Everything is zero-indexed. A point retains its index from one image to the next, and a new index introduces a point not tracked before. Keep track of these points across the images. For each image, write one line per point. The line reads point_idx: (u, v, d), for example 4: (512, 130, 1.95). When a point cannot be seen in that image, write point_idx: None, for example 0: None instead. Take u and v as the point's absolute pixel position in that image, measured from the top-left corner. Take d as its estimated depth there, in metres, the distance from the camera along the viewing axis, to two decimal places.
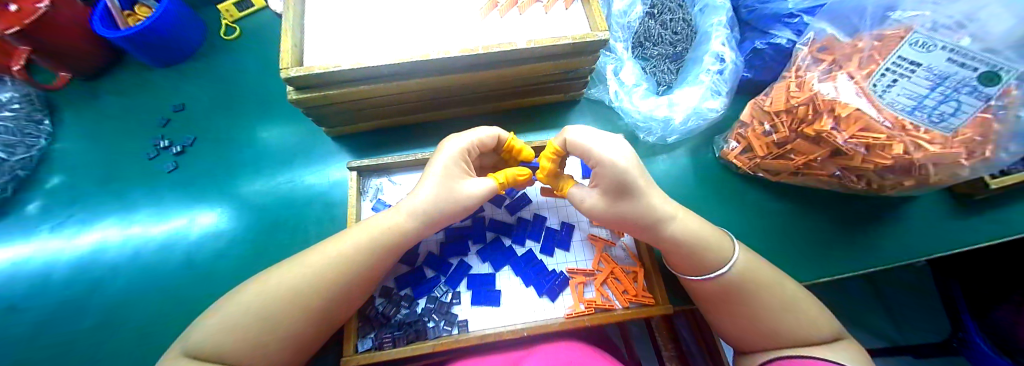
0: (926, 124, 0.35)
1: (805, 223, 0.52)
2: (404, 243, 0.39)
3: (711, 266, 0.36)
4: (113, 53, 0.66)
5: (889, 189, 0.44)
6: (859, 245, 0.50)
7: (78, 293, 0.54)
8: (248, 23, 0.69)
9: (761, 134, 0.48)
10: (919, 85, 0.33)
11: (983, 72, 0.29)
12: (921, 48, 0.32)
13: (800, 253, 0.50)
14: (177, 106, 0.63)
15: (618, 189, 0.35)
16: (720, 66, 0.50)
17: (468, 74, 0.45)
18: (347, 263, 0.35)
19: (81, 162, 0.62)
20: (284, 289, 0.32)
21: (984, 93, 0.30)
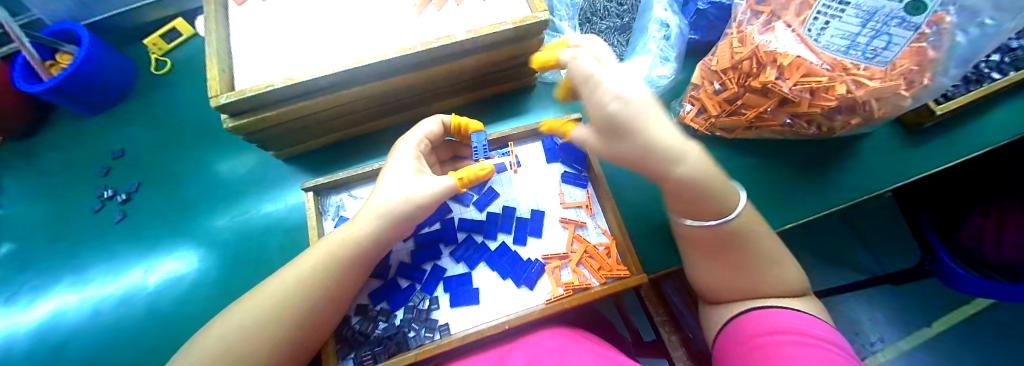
0: (859, 61, 0.36)
1: (771, 173, 0.53)
2: (369, 254, 0.37)
3: (716, 212, 0.32)
4: (36, 107, 0.61)
5: (842, 129, 0.45)
6: (818, 189, 0.51)
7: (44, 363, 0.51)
8: (180, 53, 0.65)
9: (712, 93, 0.49)
10: (850, 24, 0.32)
11: (907, 3, 0.28)
12: None
13: (766, 204, 0.52)
14: (116, 152, 0.59)
15: (607, 130, 0.28)
16: (665, 32, 0.50)
17: (412, 74, 0.44)
18: (316, 284, 0.33)
19: (23, 226, 0.58)
20: (252, 323, 0.31)
21: (913, 23, 0.29)
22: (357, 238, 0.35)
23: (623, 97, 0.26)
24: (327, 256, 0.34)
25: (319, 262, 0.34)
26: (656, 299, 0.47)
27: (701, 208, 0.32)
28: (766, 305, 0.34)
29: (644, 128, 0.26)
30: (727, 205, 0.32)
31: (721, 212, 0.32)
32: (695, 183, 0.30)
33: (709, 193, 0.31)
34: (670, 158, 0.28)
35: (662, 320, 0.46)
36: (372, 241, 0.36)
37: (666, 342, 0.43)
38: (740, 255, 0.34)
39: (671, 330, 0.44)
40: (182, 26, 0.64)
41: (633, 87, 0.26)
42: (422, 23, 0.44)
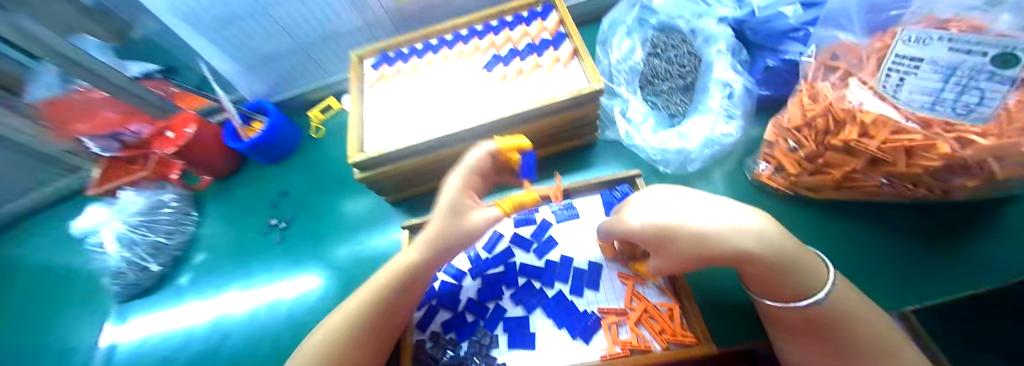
0: (951, 117, 0.33)
1: (887, 239, 0.44)
2: (425, 275, 0.41)
3: (795, 289, 0.30)
4: (238, 158, 0.87)
5: (962, 193, 0.39)
6: (954, 265, 0.41)
7: (209, 348, 0.68)
8: (329, 122, 0.88)
9: (787, 151, 0.47)
10: (930, 79, 0.33)
11: (994, 54, 0.29)
12: (919, 44, 0.34)
13: (894, 276, 0.42)
14: (282, 192, 0.82)
15: (660, 239, 0.34)
16: (728, 91, 0.52)
17: (487, 137, 0.53)
18: (376, 303, 0.38)
19: (215, 242, 0.80)
20: (326, 339, 0.36)
21: (1005, 76, 0.29)
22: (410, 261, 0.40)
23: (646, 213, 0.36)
24: (385, 278, 0.39)
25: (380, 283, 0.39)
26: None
27: (783, 288, 0.31)
28: None
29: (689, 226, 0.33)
30: (806, 280, 0.30)
31: (804, 291, 0.30)
32: (771, 258, 0.30)
33: (783, 268, 0.30)
34: (726, 230, 0.31)
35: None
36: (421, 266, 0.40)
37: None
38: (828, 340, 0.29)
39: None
40: (334, 103, 0.88)
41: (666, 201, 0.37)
42: (502, 93, 0.54)
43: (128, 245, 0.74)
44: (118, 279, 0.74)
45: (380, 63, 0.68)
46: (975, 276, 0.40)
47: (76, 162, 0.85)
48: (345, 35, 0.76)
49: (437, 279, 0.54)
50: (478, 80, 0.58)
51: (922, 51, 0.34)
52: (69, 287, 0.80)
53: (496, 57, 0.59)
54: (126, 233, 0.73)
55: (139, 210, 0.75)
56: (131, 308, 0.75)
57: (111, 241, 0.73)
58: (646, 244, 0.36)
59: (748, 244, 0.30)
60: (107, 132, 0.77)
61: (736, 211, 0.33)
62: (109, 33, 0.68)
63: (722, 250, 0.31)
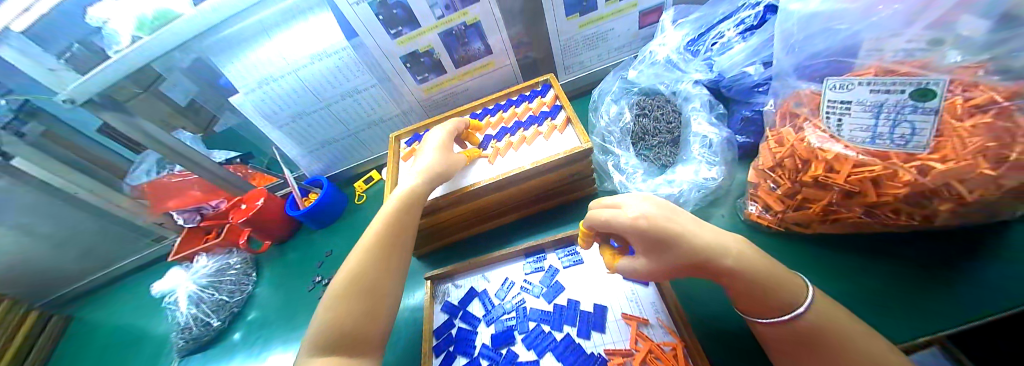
0: (893, 148, 0.40)
1: (885, 269, 0.45)
2: (416, 198, 0.54)
3: (783, 303, 0.34)
4: (295, 224, 1.02)
5: (943, 217, 0.41)
6: (941, 294, 0.42)
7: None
8: (370, 189, 1.04)
9: (769, 190, 0.51)
10: (864, 117, 0.40)
11: (913, 90, 0.37)
12: (842, 89, 0.42)
13: (899, 306, 0.42)
14: (327, 252, 0.93)
15: (651, 241, 0.38)
16: (707, 142, 0.59)
17: (498, 193, 0.63)
18: (363, 259, 0.48)
19: (267, 300, 0.91)
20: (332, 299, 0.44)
21: (927, 107, 0.36)
22: (394, 205, 0.52)
23: (644, 214, 0.38)
24: (372, 234, 0.50)
25: (368, 241, 0.50)
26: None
27: (772, 302, 0.34)
28: None
29: (681, 237, 0.36)
30: (793, 294, 0.34)
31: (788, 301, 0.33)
32: (751, 274, 0.34)
33: (765, 286, 0.34)
34: (713, 245, 0.35)
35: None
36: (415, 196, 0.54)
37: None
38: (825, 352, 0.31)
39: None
40: (376, 174, 1.05)
41: (654, 209, 0.39)
42: (495, 168, 0.64)
43: (195, 303, 0.83)
44: (182, 334, 0.84)
45: (412, 140, 0.84)
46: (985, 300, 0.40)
47: (163, 232, 1.02)
48: (387, 120, 0.94)
49: (454, 325, 0.58)
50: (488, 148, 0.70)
51: (848, 95, 0.41)
52: (143, 344, 0.92)
53: (493, 133, 0.72)
54: (196, 291, 0.83)
55: (207, 271, 0.86)
56: (193, 362, 0.85)
57: (181, 301, 0.82)
58: (638, 241, 0.39)
59: (729, 262, 0.35)
60: (195, 206, 0.94)
61: (717, 229, 0.38)
62: (198, 128, 0.85)
63: (704, 260, 0.36)
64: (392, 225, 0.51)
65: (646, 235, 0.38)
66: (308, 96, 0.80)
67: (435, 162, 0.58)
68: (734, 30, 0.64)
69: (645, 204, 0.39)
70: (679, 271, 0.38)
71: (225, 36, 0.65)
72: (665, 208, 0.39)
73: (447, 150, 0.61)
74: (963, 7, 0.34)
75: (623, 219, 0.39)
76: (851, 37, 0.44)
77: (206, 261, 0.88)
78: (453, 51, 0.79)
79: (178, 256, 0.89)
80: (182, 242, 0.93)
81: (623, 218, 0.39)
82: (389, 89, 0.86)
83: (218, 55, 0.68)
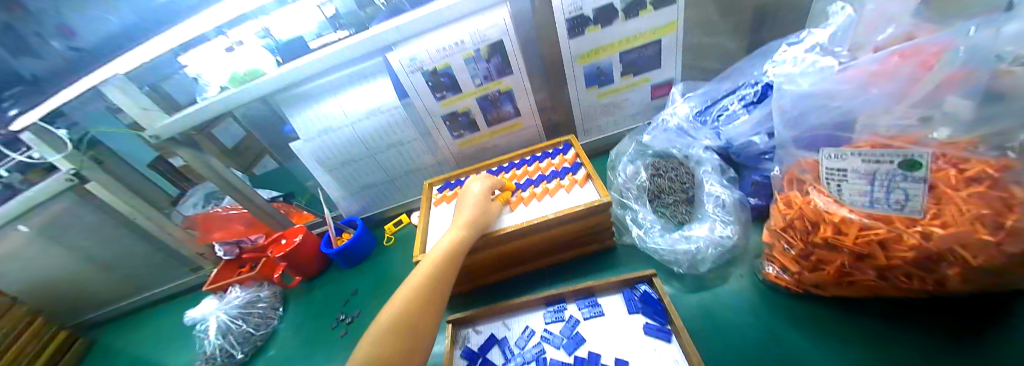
0: (893, 212, 0.43)
1: (917, 330, 0.44)
2: (462, 246, 0.60)
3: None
4: (324, 262, 1.08)
5: (955, 283, 0.42)
6: (982, 362, 0.40)
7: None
8: (398, 232, 1.10)
9: (783, 250, 0.53)
10: (861, 183, 0.44)
11: (901, 161, 0.41)
12: (837, 158, 0.47)
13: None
14: (352, 290, 0.97)
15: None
16: (718, 201, 0.63)
17: (520, 240, 0.68)
18: (413, 294, 0.52)
19: (289, 337, 0.93)
20: (378, 330, 0.47)
21: (915, 177, 0.41)
22: (442, 250, 0.58)
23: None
24: (422, 272, 0.55)
25: (419, 277, 0.54)
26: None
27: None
28: None
29: None
30: None
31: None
32: None
33: None
34: None
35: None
36: (461, 241, 0.60)
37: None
38: None
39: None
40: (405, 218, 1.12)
41: None
42: (514, 214, 0.71)
43: (223, 332, 0.88)
44: (205, 364, 0.87)
45: (443, 187, 0.93)
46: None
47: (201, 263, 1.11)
48: (423, 169, 1.05)
49: None
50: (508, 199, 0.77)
51: (843, 164, 0.46)
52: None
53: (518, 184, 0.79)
54: (226, 321, 0.89)
55: (238, 302, 0.92)
56: None
57: (211, 329, 0.87)
58: None
59: None
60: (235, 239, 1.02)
61: None
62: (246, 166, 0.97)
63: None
64: (440, 267, 0.56)
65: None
66: (359, 146, 0.93)
67: (478, 213, 0.65)
68: (738, 104, 0.73)
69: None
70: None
71: (300, 93, 0.80)
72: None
73: (485, 200, 0.69)
74: (946, 88, 0.41)
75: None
76: (847, 114, 0.51)
77: (239, 292, 0.94)
78: (487, 113, 0.91)
79: (213, 286, 0.95)
80: (218, 274, 1.00)
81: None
82: (427, 142, 0.97)
83: (291, 108, 0.83)
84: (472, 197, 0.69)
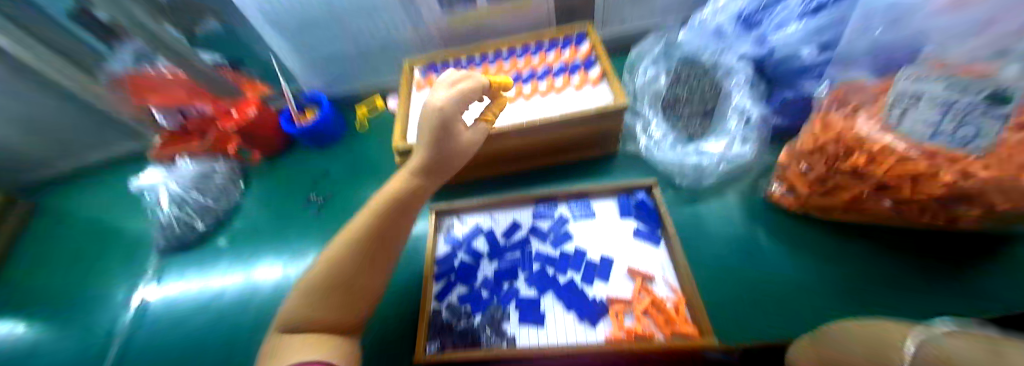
0: (949, 146, 0.37)
1: (896, 260, 0.46)
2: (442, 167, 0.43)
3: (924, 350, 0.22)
4: (286, 142, 0.96)
5: (964, 220, 0.42)
6: (942, 292, 0.43)
7: (242, 300, 0.72)
8: (373, 117, 0.97)
9: (800, 173, 0.51)
10: (928, 113, 0.36)
11: (990, 94, 0.32)
12: (912, 81, 0.37)
13: (905, 295, 0.44)
14: (323, 173, 0.89)
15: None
16: (744, 116, 0.58)
17: (515, 141, 0.59)
18: (352, 246, 0.40)
19: (256, 212, 0.87)
20: (321, 283, 0.39)
21: (1000, 112, 0.32)
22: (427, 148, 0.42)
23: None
24: (357, 223, 0.41)
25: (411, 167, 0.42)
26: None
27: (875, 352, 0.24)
28: None
29: None
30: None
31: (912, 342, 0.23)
32: None
33: None
34: None
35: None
36: (404, 192, 0.42)
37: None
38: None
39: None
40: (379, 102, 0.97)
41: None
42: (511, 108, 0.62)
43: (178, 204, 0.82)
44: (165, 233, 0.82)
45: (427, 71, 0.77)
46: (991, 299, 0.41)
47: (142, 130, 0.96)
48: (400, 46, 0.86)
49: (457, 257, 0.58)
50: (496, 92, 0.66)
51: (922, 87, 0.36)
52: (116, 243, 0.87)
53: (515, 76, 0.68)
54: (179, 192, 0.82)
55: (190, 174, 0.83)
56: (172, 262, 0.81)
57: (164, 200, 0.81)
58: None
59: None
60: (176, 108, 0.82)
61: None
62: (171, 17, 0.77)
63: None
64: (399, 200, 0.42)
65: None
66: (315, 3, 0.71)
67: (432, 148, 0.42)
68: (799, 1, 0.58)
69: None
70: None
71: None
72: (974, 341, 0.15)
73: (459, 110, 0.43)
74: None
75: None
76: None
77: (188, 163, 0.85)
78: None
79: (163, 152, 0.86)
80: (165, 142, 0.87)
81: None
82: (408, 12, 0.76)
83: None
84: (427, 120, 0.41)
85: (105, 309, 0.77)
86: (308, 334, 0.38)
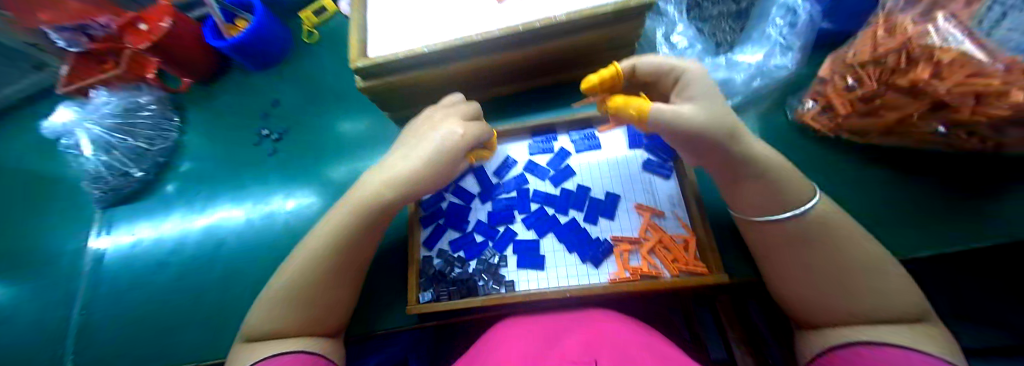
0: None
1: (920, 185, 0.46)
2: (425, 186, 0.40)
3: (796, 200, 0.32)
4: (220, 59, 0.78)
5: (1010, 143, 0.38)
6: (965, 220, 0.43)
7: (209, 245, 0.67)
8: (323, 26, 0.77)
9: (843, 90, 0.44)
10: None
11: None
12: None
13: (913, 218, 0.45)
14: (273, 101, 0.74)
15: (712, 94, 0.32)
16: (791, 18, 0.48)
17: (509, 52, 0.48)
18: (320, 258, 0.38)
19: (203, 152, 0.75)
20: (285, 294, 0.37)
21: None
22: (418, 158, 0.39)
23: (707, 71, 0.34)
24: (323, 239, 0.38)
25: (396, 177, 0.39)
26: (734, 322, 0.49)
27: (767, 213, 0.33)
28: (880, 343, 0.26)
29: None
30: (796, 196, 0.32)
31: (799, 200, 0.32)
32: None
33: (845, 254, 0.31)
34: None
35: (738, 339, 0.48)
36: (383, 206, 0.39)
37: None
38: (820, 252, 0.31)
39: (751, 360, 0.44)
40: (329, 4, 0.77)
41: None
42: (502, 11, 0.46)
43: (104, 149, 0.69)
44: (96, 184, 0.71)
45: None
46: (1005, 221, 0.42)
47: (43, 58, 0.78)
48: None
49: (446, 199, 0.52)
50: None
51: None
52: (53, 189, 0.77)
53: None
54: (101, 134, 0.69)
55: (111, 110, 0.69)
56: (119, 214, 0.73)
57: (83, 144, 0.69)
58: None
59: None
60: (76, 25, 0.66)
61: None
62: None
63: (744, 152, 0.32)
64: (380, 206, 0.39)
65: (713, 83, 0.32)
66: None
67: (428, 173, 0.39)
68: None
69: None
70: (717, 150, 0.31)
71: None
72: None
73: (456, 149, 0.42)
74: None
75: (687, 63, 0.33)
76: None
77: (106, 97, 0.70)
78: None
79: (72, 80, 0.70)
80: (73, 69, 0.71)
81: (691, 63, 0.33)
82: None
83: None
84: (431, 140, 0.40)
85: (58, 262, 0.70)
86: (269, 340, 0.35)
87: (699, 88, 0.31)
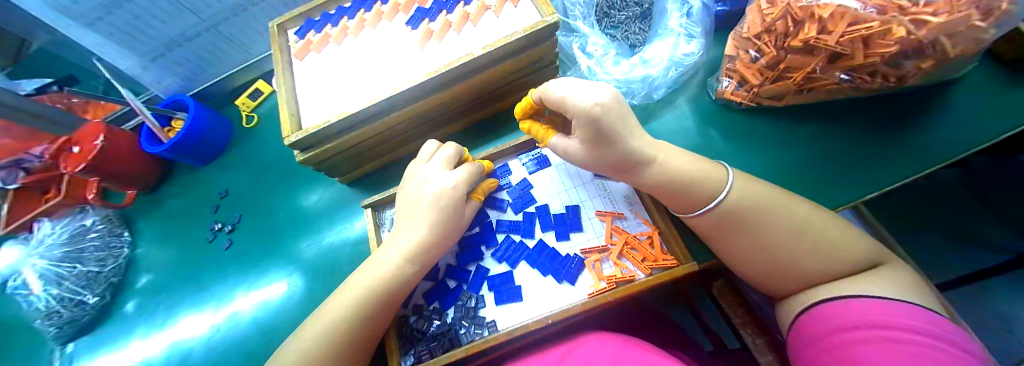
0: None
1: (838, 139, 0.52)
2: None
3: (702, 196, 0.38)
4: (162, 166, 0.76)
5: (916, 73, 0.42)
6: (877, 166, 0.50)
7: (179, 358, 0.63)
8: (260, 108, 0.77)
9: (750, 61, 0.48)
10: None
11: None
12: None
13: (838, 172, 0.51)
14: (222, 192, 0.72)
15: (597, 133, 0.37)
16: (686, 10, 0.52)
17: (437, 95, 0.49)
18: (330, 308, 0.39)
19: (159, 260, 0.71)
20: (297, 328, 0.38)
21: None
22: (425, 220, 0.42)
23: (600, 101, 0.35)
24: None
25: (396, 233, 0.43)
26: (733, 299, 0.43)
27: (680, 203, 0.40)
28: (858, 297, 0.28)
29: None
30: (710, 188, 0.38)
31: (707, 194, 0.38)
32: None
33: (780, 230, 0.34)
34: None
35: (744, 321, 0.39)
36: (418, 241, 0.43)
37: (749, 347, 0.36)
38: (745, 227, 0.36)
39: (755, 333, 0.37)
40: (263, 86, 0.77)
41: None
42: (425, 55, 0.48)
43: (54, 281, 0.61)
44: (49, 320, 0.63)
45: (304, 29, 0.55)
46: (907, 161, 0.49)
47: None
48: (260, 1, 0.64)
49: None
50: (401, 38, 0.50)
51: None
52: (4, 340, 0.68)
53: (419, 10, 0.51)
54: (48, 268, 0.60)
55: (57, 239, 0.61)
56: (81, 345, 0.66)
57: (31, 280, 0.60)
58: None
59: None
60: (9, 161, 0.59)
61: None
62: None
63: (635, 163, 0.40)
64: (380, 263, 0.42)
65: (596, 123, 0.35)
66: None
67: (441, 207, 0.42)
68: None
69: (601, 89, 0.36)
70: (604, 166, 0.42)
71: None
72: (621, 103, 0.38)
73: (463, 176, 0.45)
74: None
75: (575, 100, 0.36)
76: None
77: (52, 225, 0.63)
78: None
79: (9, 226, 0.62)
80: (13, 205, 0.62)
81: (581, 98, 0.35)
82: None
83: None
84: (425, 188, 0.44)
85: None
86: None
87: (589, 128, 0.36)
